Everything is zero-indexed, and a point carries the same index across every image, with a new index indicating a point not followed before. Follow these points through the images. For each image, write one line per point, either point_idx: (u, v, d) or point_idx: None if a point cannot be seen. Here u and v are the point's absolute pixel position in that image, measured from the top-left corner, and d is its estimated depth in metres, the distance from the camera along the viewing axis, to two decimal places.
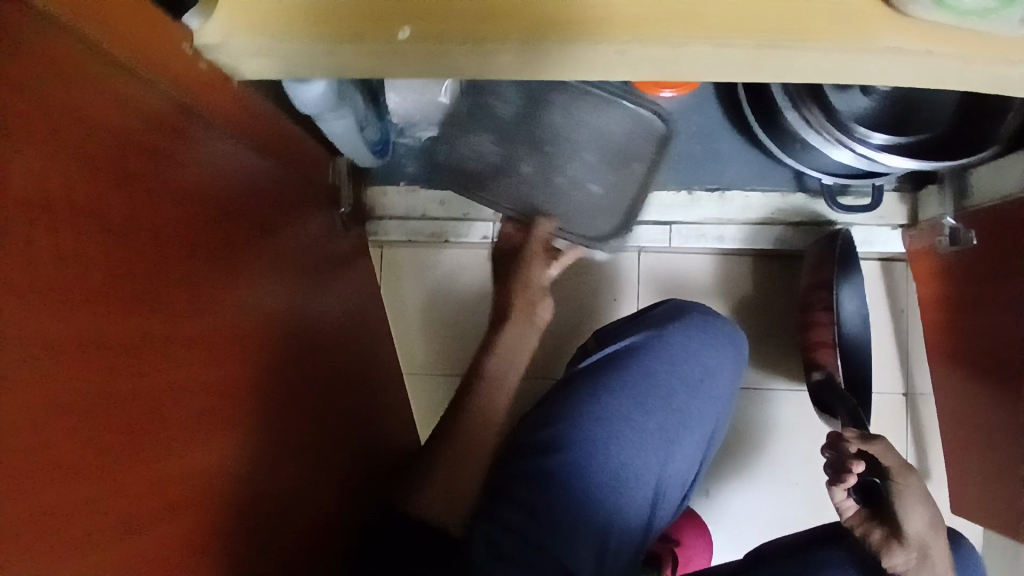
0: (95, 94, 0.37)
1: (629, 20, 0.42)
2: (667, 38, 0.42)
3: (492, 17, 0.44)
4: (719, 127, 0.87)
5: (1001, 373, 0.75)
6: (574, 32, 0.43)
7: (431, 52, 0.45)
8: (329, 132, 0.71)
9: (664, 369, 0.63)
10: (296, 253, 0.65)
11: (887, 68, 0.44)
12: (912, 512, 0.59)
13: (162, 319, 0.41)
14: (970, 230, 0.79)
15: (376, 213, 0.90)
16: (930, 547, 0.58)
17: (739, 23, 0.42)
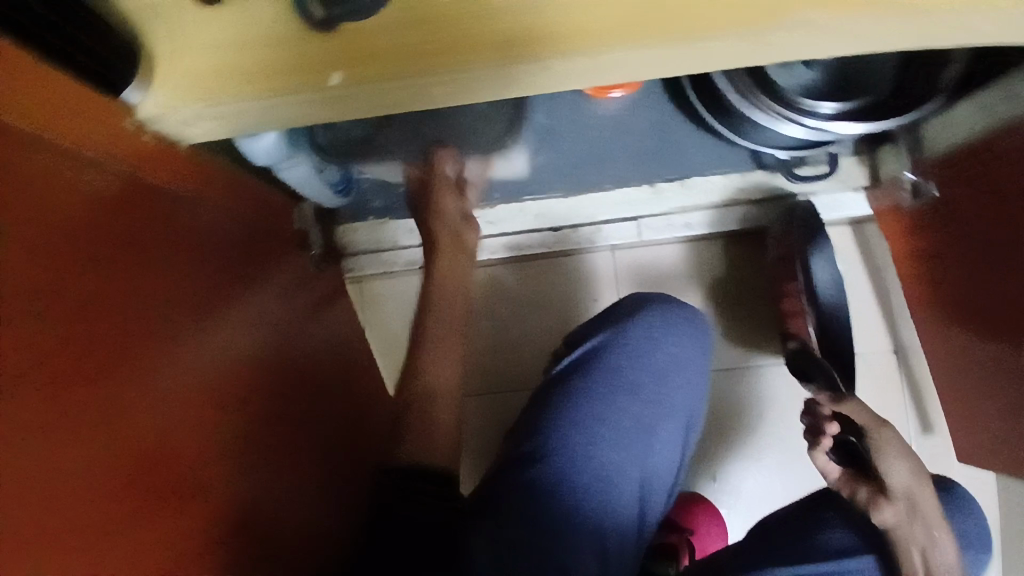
0: (47, 182, 0.41)
1: (553, 39, 0.45)
2: (589, 49, 0.45)
3: (416, 51, 0.46)
4: (672, 119, 0.87)
5: (979, 316, 0.77)
6: (504, 55, 0.46)
7: (363, 94, 0.48)
8: (291, 180, 0.74)
9: (631, 364, 0.66)
10: (274, 297, 0.69)
11: (805, 42, 0.46)
12: (894, 465, 0.66)
13: (137, 375, 0.45)
14: (930, 183, 0.80)
15: (348, 250, 0.93)
16: (915, 495, 0.65)
17: (648, 26, 0.45)
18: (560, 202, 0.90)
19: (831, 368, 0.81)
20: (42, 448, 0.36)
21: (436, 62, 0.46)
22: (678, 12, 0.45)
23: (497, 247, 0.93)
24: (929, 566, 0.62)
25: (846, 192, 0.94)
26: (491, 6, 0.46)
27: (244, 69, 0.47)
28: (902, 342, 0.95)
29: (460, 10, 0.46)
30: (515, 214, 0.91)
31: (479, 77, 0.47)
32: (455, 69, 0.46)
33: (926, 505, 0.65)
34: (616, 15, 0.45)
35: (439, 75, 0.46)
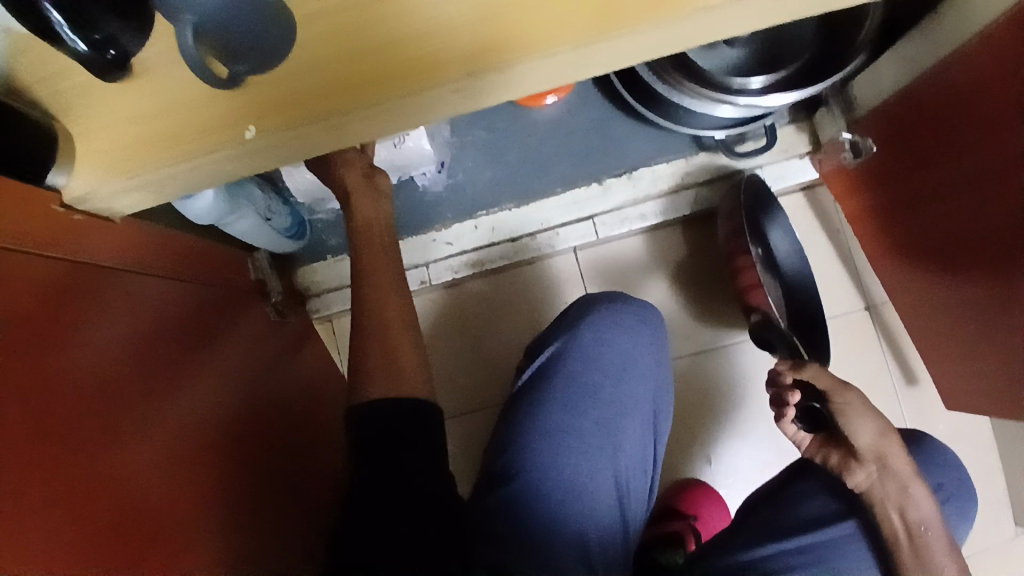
0: (13, 279, 0.43)
1: (459, 59, 0.46)
2: (496, 65, 0.46)
3: (329, 92, 0.47)
4: (608, 114, 0.92)
5: (939, 263, 0.77)
6: (413, 83, 0.47)
7: (282, 142, 0.48)
8: (236, 232, 0.75)
9: (588, 369, 0.71)
10: (244, 349, 0.71)
11: (707, 24, 0.47)
12: (860, 430, 0.74)
13: (119, 451, 0.47)
14: (868, 139, 0.81)
15: (313, 291, 0.94)
16: (884, 455, 0.72)
17: (550, 33, 0.46)
18: (513, 212, 0.91)
19: (790, 335, 0.86)
20: (44, 534, 0.39)
21: (349, 100, 0.47)
22: (576, 16, 0.46)
23: (460, 266, 0.93)
24: (907, 520, 0.70)
25: (791, 160, 0.94)
26: (394, 33, 0.47)
27: (161, 135, 0.47)
28: (871, 298, 0.96)
29: (363, 44, 0.47)
30: (470, 231, 0.91)
31: (395, 108, 0.48)
32: (369, 104, 0.47)
33: (894, 462, 0.72)
34: (516, 26, 0.46)
35: (355, 111, 0.47)
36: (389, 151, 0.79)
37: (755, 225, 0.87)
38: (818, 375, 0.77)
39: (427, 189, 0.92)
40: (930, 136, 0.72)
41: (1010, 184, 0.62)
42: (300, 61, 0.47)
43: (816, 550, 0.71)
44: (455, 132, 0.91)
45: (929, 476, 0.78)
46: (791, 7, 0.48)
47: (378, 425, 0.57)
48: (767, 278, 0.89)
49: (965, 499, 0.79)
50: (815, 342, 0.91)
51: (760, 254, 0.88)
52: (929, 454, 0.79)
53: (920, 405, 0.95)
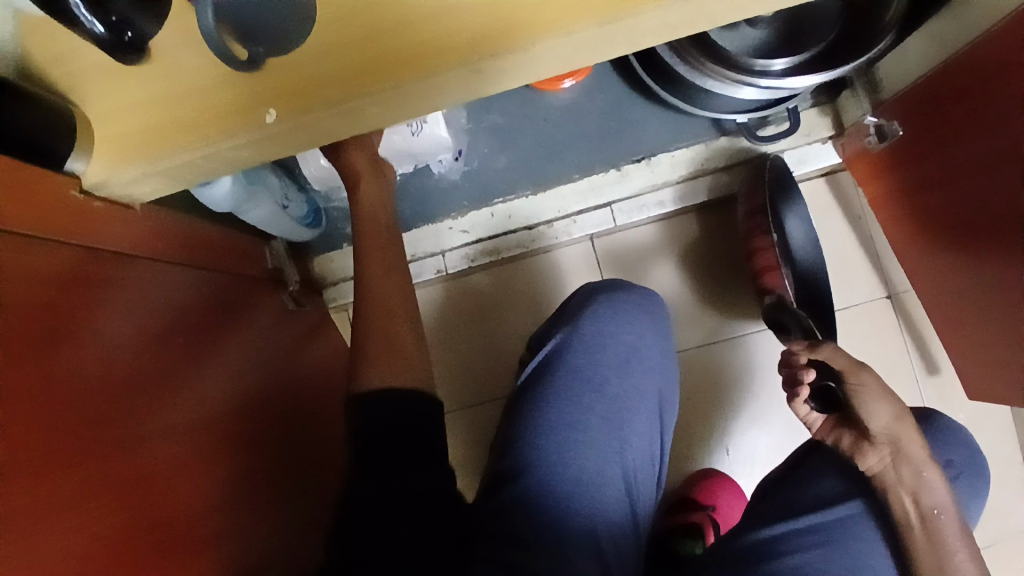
0: (36, 265, 0.43)
1: (480, 38, 0.45)
2: (518, 44, 0.45)
3: (350, 74, 0.46)
4: (626, 97, 0.91)
5: (964, 248, 0.76)
6: (433, 64, 0.46)
7: (302, 127, 0.47)
8: (256, 220, 0.75)
9: (590, 363, 0.70)
10: (258, 337, 0.70)
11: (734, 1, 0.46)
12: (877, 413, 0.73)
13: (138, 436, 0.47)
14: (893, 123, 0.80)
15: (328, 280, 0.93)
16: (899, 440, 0.72)
17: (574, 12, 0.45)
18: (529, 199, 0.90)
19: (804, 317, 0.83)
20: (65, 517, 0.39)
21: (369, 81, 0.46)
22: None
23: (476, 254, 0.92)
24: (919, 504, 0.69)
25: (812, 145, 0.93)
26: (414, 13, 0.45)
27: (183, 120, 0.46)
28: (891, 286, 0.95)
29: (383, 22, 0.46)
30: (486, 219, 0.91)
31: (415, 91, 0.47)
32: (388, 84, 0.46)
33: (908, 445, 0.72)
34: (539, 4, 0.45)
35: (374, 94, 0.46)
36: (407, 135, 0.79)
37: (777, 211, 0.86)
38: (834, 356, 0.77)
39: (443, 176, 0.91)
40: (953, 119, 0.71)
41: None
42: (319, 42, 0.46)
43: (824, 531, 0.70)
44: (471, 118, 0.90)
45: (938, 454, 0.77)
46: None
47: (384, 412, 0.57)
48: (783, 267, 0.87)
49: (977, 474, 0.78)
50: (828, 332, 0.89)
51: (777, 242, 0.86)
52: (937, 433, 0.78)
53: (940, 394, 0.94)
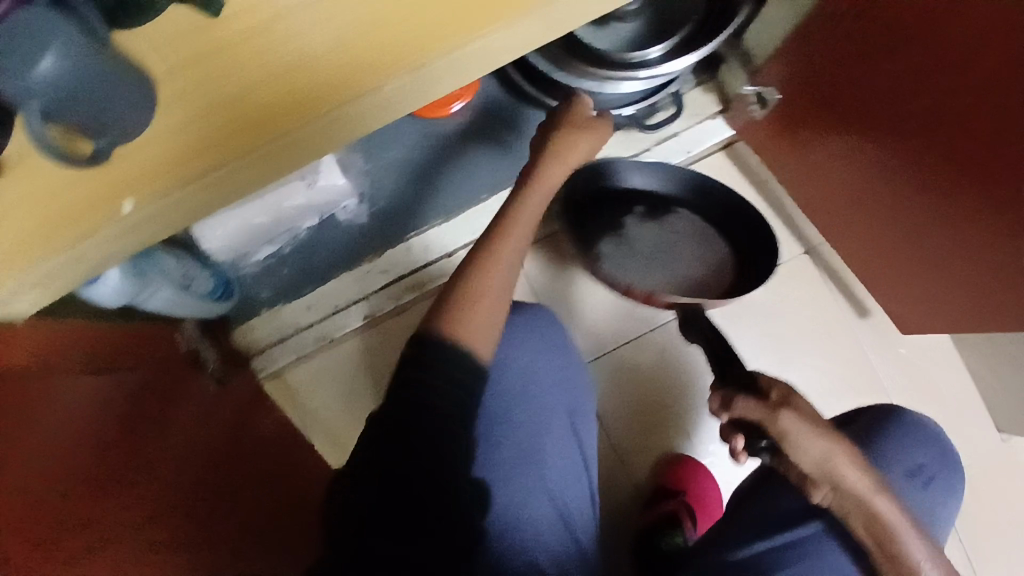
0: None
1: (331, 87, 0.47)
2: (368, 88, 0.47)
3: (210, 144, 0.46)
4: (514, 109, 0.92)
5: (865, 190, 0.79)
6: (289, 120, 0.47)
7: (167, 210, 0.47)
8: (158, 308, 0.72)
9: (492, 397, 0.70)
10: (200, 417, 0.68)
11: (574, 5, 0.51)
12: (806, 456, 0.64)
13: (100, 518, 0.45)
14: (770, 88, 0.83)
15: (253, 350, 0.88)
16: (837, 479, 0.64)
17: (424, 47, 0.48)
18: (443, 226, 0.90)
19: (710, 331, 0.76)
20: None
21: (235, 147, 0.46)
22: (443, 25, 0.48)
23: (400, 292, 0.90)
24: (872, 528, 0.65)
25: (704, 122, 0.96)
26: (263, 75, 0.47)
27: (43, 224, 0.45)
28: (807, 241, 0.99)
29: (234, 86, 0.46)
30: (400, 255, 0.89)
31: (276, 151, 0.48)
32: (248, 149, 0.46)
33: (846, 478, 0.64)
34: (386, 46, 0.48)
35: (244, 158, 0.46)
36: (302, 191, 0.79)
37: (605, 212, 0.91)
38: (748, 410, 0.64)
39: (352, 222, 0.90)
40: (827, 74, 0.74)
41: (925, 97, 0.64)
42: (169, 119, 0.46)
43: (800, 546, 0.72)
44: (368, 159, 0.89)
45: (908, 458, 0.79)
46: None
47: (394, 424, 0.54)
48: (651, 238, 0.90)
49: (952, 475, 0.79)
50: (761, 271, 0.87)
51: (630, 262, 0.87)
52: (906, 434, 0.80)
53: (872, 334, 0.99)
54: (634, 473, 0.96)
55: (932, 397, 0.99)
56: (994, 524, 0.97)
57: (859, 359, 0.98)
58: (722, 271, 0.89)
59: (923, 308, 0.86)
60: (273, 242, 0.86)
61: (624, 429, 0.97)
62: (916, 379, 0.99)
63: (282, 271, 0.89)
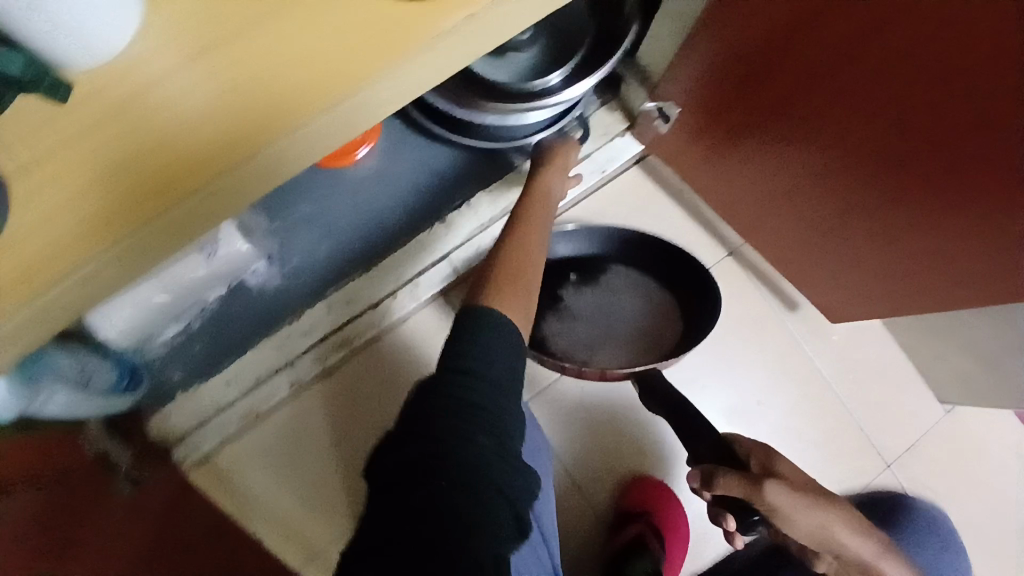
0: None
1: (197, 162, 0.45)
2: (240, 157, 0.46)
3: (77, 239, 0.44)
4: (421, 146, 0.91)
5: (770, 191, 0.83)
6: (163, 199, 0.45)
7: (40, 312, 0.45)
8: (53, 415, 0.64)
9: None
10: (133, 524, 0.62)
11: (451, 50, 0.50)
12: (800, 526, 0.70)
13: None
14: (670, 104, 0.85)
15: (173, 439, 0.82)
16: (835, 546, 0.74)
17: (296, 107, 0.46)
18: (364, 279, 0.86)
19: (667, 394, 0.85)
20: None
21: (102, 236, 0.44)
22: (312, 82, 0.47)
23: (326, 352, 0.87)
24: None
25: (614, 141, 0.96)
26: (121, 159, 0.45)
27: None
28: (731, 243, 1.01)
29: (90, 171, 0.44)
30: (324, 315, 0.85)
31: (158, 234, 0.46)
32: (116, 236, 0.44)
33: (846, 543, 0.73)
34: (254, 111, 0.46)
35: (114, 246, 0.44)
36: (203, 264, 0.74)
37: (542, 290, 0.95)
38: (731, 485, 0.69)
39: (265, 285, 0.87)
40: (713, 82, 0.77)
41: (804, 99, 0.67)
42: (26, 218, 0.44)
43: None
44: (274, 218, 0.86)
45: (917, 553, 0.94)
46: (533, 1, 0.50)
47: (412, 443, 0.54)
48: (591, 304, 0.96)
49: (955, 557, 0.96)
50: (703, 314, 0.93)
51: (576, 337, 0.93)
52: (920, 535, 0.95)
53: (805, 325, 1.02)
54: (595, 501, 0.97)
55: (871, 378, 1.02)
56: (943, 491, 1.01)
57: (796, 352, 1.01)
58: (667, 321, 0.95)
59: (843, 296, 0.90)
60: (180, 319, 0.81)
61: (578, 459, 0.97)
62: (854, 366, 1.02)
63: (195, 347, 0.85)
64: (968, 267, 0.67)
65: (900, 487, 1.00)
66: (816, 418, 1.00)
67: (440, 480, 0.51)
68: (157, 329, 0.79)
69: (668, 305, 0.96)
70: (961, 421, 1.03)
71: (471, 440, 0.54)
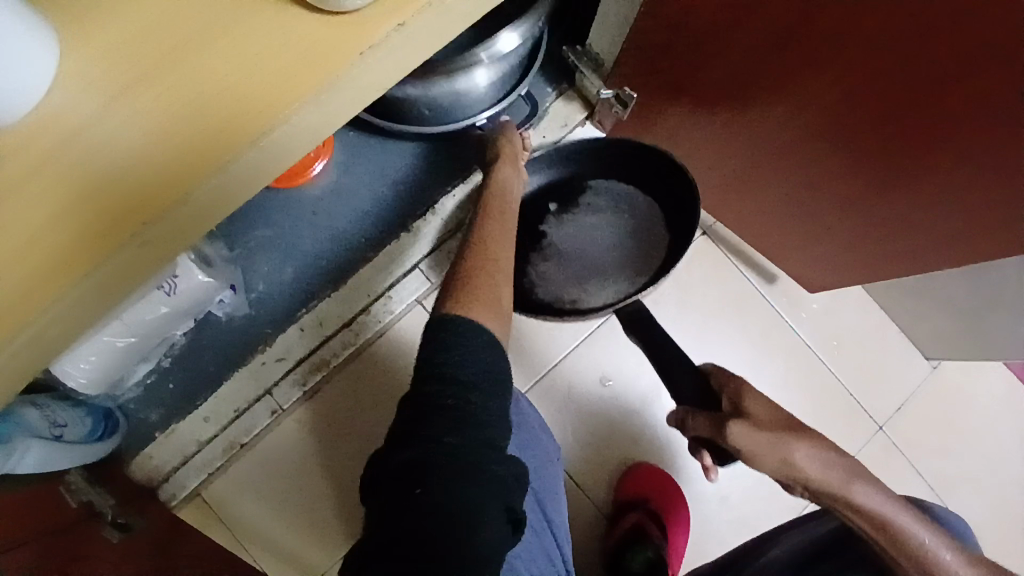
0: None
1: (125, 212, 0.43)
2: (171, 200, 0.44)
3: (9, 303, 0.42)
4: (376, 154, 0.89)
5: (735, 166, 0.82)
6: (92, 254, 0.43)
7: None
8: (38, 468, 0.63)
9: None
10: (132, 562, 0.61)
11: (384, 65, 0.48)
12: (764, 459, 0.65)
13: None
14: (625, 90, 0.84)
15: (156, 480, 0.82)
16: (804, 476, 0.65)
17: (223, 141, 0.44)
18: (333, 299, 0.85)
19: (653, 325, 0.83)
20: None
21: (36, 297, 0.42)
22: (239, 111, 0.44)
23: (305, 376, 0.86)
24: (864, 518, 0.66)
25: (575, 131, 0.96)
26: (46, 216, 0.43)
27: None
28: (703, 223, 1.01)
29: (16, 230, 0.43)
30: (297, 337, 0.85)
31: (93, 290, 0.44)
32: (50, 294, 0.43)
33: (807, 468, 0.65)
34: (181, 148, 0.44)
35: (50, 306, 0.43)
36: (163, 301, 0.73)
37: (522, 227, 0.91)
38: (697, 424, 0.73)
39: (232, 315, 0.85)
40: (662, 63, 0.75)
41: (755, 73, 0.65)
42: None
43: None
44: (233, 246, 0.85)
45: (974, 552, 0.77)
46: (459, 7, 0.49)
47: (396, 451, 0.55)
48: (572, 233, 0.91)
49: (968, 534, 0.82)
50: (685, 236, 0.88)
51: (564, 274, 0.90)
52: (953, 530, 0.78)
53: (786, 298, 1.01)
54: (593, 496, 0.96)
55: (856, 341, 1.02)
56: (935, 448, 1.01)
57: (778, 325, 1.01)
58: (651, 232, 0.90)
59: (817, 264, 0.89)
60: (148, 359, 0.79)
61: (572, 453, 0.97)
62: (837, 331, 1.02)
63: (167, 386, 0.84)
64: (940, 228, 0.66)
65: (893, 448, 1.00)
66: (804, 388, 1.00)
67: (420, 483, 0.52)
68: (126, 372, 0.77)
69: (652, 216, 0.91)
70: (947, 376, 1.03)
71: (442, 442, 0.53)
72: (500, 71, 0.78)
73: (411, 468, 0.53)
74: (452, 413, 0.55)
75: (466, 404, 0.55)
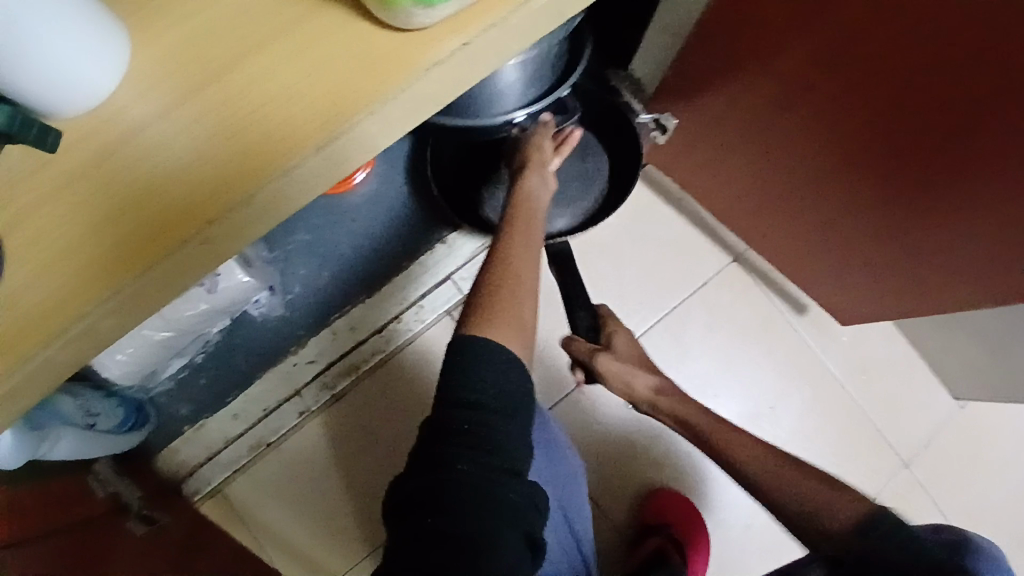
0: None
1: (195, 209, 0.45)
2: (238, 199, 0.45)
3: (80, 292, 0.44)
4: (415, 165, 0.92)
5: (771, 194, 0.83)
6: (158, 247, 0.44)
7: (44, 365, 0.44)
8: (70, 456, 0.64)
9: None
10: (151, 556, 0.61)
11: (448, 78, 0.50)
12: (612, 375, 0.78)
13: None
14: (668, 116, 0.83)
15: (182, 473, 0.84)
16: (633, 393, 0.78)
17: (293, 144, 0.46)
18: (366, 305, 0.88)
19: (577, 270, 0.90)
20: None
21: (102, 287, 0.44)
22: (312, 116, 0.46)
23: (334, 379, 0.88)
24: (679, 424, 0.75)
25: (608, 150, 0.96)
26: (122, 209, 0.44)
27: None
28: (734, 249, 1.01)
29: (91, 223, 0.44)
30: (329, 340, 0.87)
31: (158, 281, 0.45)
32: (113, 284, 0.44)
33: (638, 386, 0.77)
34: (253, 151, 0.45)
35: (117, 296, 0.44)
36: (204, 298, 0.74)
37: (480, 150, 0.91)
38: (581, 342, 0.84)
39: (267, 314, 0.88)
40: (707, 85, 0.77)
41: (798, 103, 0.66)
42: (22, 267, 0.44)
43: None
44: (272, 248, 0.87)
45: None
46: (524, 25, 0.50)
47: (411, 478, 0.53)
48: None
49: None
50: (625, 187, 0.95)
51: None
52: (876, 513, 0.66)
53: (816, 329, 1.01)
54: (614, 516, 0.96)
55: (883, 374, 1.01)
56: (958, 488, 1.00)
57: (804, 354, 1.01)
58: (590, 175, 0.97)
59: (846, 295, 0.89)
60: (183, 354, 0.81)
61: (592, 470, 0.97)
62: (864, 363, 1.01)
63: (200, 380, 0.86)
64: (977, 265, 0.66)
65: (917, 486, 0.99)
66: (827, 419, 1.00)
67: (432, 512, 0.50)
68: (160, 365, 0.79)
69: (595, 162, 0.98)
70: (974, 415, 1.02)
71: (455, 467, 0.52)
72: (532, 73, 0.79)
73: (429, 496, 0.51)
74: (467, 437, 0.54)
75: (483, 428, 0.54)
